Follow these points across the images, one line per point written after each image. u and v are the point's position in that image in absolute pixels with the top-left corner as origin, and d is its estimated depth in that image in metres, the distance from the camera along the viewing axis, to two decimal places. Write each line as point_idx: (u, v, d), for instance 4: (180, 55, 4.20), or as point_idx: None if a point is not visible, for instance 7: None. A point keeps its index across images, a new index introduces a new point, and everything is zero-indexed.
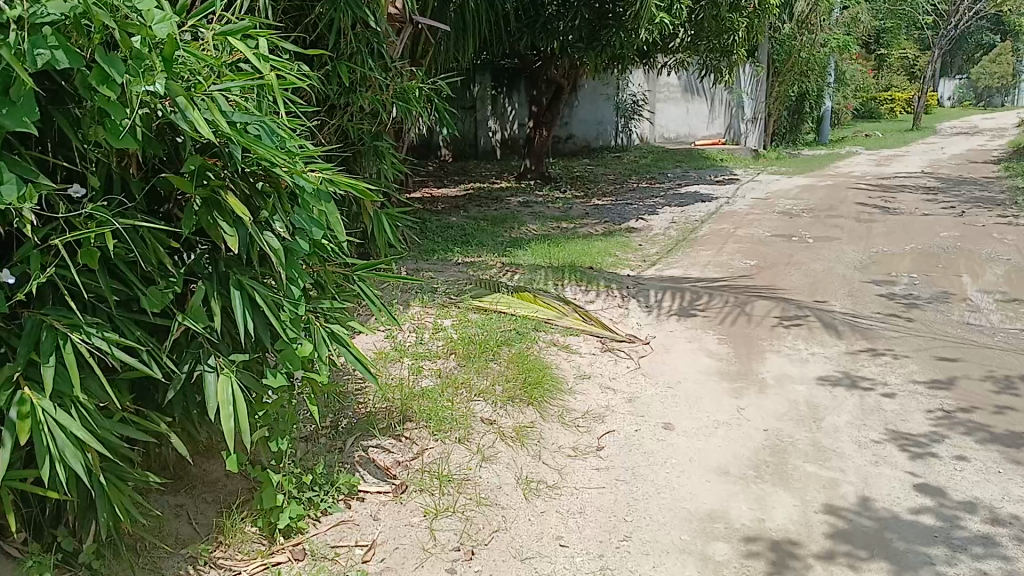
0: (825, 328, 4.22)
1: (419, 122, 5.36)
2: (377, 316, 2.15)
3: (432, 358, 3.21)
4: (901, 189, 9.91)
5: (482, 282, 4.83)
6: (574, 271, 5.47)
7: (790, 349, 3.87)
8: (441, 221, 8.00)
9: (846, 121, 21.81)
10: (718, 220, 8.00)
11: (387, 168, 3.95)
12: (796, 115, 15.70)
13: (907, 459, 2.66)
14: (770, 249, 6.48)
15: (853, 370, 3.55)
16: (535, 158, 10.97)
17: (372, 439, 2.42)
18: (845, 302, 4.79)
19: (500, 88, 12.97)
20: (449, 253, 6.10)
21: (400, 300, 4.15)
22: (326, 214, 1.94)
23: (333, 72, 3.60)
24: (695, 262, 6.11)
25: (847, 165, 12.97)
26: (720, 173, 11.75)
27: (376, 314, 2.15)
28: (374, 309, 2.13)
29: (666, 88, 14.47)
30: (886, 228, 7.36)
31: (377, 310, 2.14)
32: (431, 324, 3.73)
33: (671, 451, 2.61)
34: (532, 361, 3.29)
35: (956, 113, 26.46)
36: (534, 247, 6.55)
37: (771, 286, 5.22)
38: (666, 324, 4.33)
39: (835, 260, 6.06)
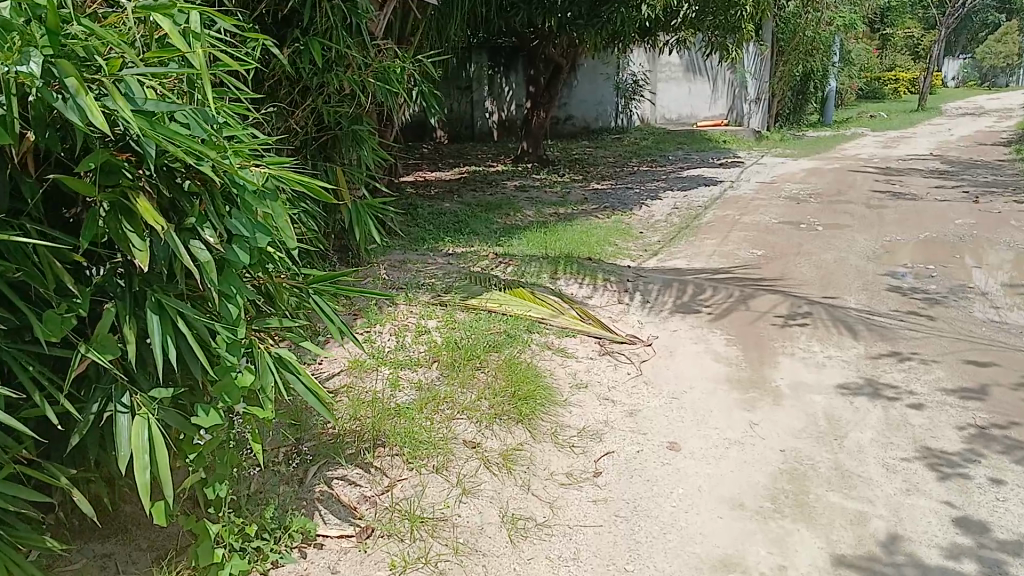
0: (841, 327, 3.92)
1: (406, 104, 5.04)
2: (336, 334, 1.88)
3: (413, 367, 2.91)
4: (910, 173, 9.58)
5: (472, 276, 4.53)
6: (571, 261, 5.17)
7: (804, 352, 3.57)
8: (433, 207, 7.68)
9: (851, 101, 21.38)
10: (722, 205, 7.69)
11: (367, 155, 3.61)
12: (801, 95, 15.30)
13: (942, 487, 2.36)
14: (778, 237, 6.17)
15: (874, 378, 3.25)
16: (533, 140, 10.60)
17: (337, 467, 2.14)
18: (861, 297, 4.48)
19: (497, 68, 12.59)
20: (439, 243, 5.79)
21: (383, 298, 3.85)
22: (269, 219, 1.68)
23: (305, 53, 3.23)
24: (700, 251, 5.80)
25: (854, 147, 12.61)
26: (723, 155, 11.41)
27: (334, 332, 1.87)
28: (333, 327, 1.86)
29: (668, 68, 14.02)
30: (898, 215, 7.04)
31: (335, 328, 1.87)
32: (414, 326, 3.42)
33: (677, 479, 2.32)
34: (522, 368, 2.99)
35: (961, 93, 26.02)
36: (529, 236, 6.24)
37: (780, 278, 4.92)
38: (669, 322, 4.03)
39: (847, 250, 5.75)
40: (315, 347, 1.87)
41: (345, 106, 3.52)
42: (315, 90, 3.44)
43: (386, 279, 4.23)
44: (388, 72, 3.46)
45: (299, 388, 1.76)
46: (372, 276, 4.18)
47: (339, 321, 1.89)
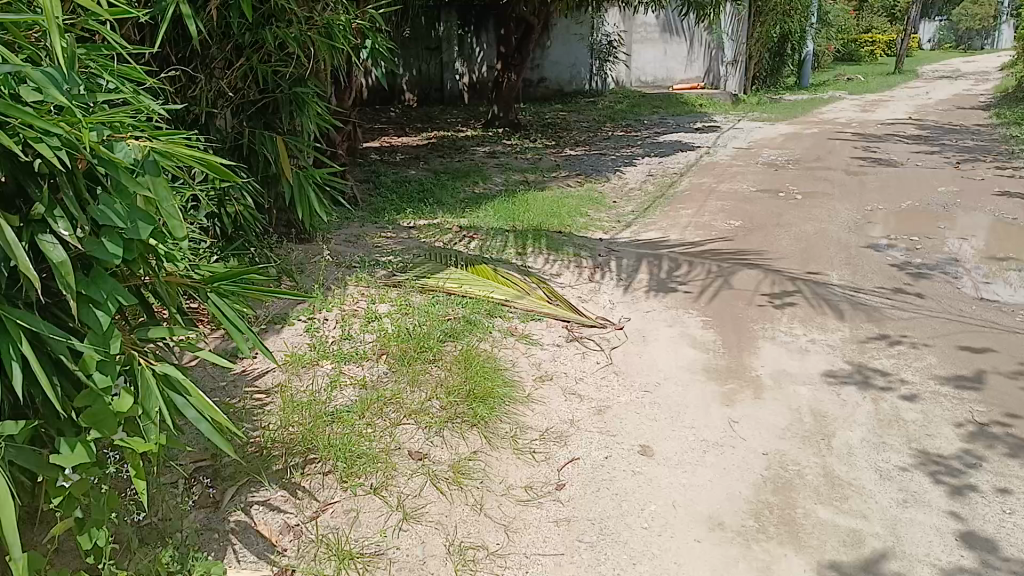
0: (826, 306, 3.68)
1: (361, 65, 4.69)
2: (241, 347, 1.58)
3: (358, 362, 2.63)
4: (890, 138, 9.36)
5: (432, 251, 4.23)
6: (540, 235, 4.88)
7: (787, 335, 3.33)
8: (398, 174, 7.35)
9: (827, 64, 21.11)
10: (699, 172, 7.42)
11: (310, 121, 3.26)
12: (777, 58, 14.99)
13: (943, 498, 2.13)
14: (756, 207, 5.92)
15: (862, 365, 3.02)
16: (504, 104, 10.25)
17: (260, 490, 1.91)
18: (844, 273, 4.25)
19: (467, 27, 12.13)
20: (399, 217, 5.48)
21: (331, 280, 3.56)
22: (154, 203, 1.38)
23: (230, 9, 2.82)
24: (675, 222, 5.54)
25: (832, 111, 12.37)
26: (698, 119, 11.12)
27: (239, 342, 1.59)
28: (239, 336, 1.58)
29: (643, 28, 13.54)
30: (879, 182, 6.82)
31: (243, 338, 1.58)
32: (363, 311, 3.14)
33: (649, 493, 2.06)
34: (480, 361, 2.71)
35: (936, 56, 25.82)
36: (497, 206, 5.94)
37: (759, 251, 4.67)
38: (642, 303, 3.77)
39: (828, 220, 5.51)
40: (214, 356, 1.60)
41: (286, 61, 3.12)
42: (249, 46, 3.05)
43: (340, 257, 3.93)
44: (334, 27, 3.09)
45: (190, 415, 1.44)
46: (323, 254, 3.88)
47: (248, 328, 1.61)
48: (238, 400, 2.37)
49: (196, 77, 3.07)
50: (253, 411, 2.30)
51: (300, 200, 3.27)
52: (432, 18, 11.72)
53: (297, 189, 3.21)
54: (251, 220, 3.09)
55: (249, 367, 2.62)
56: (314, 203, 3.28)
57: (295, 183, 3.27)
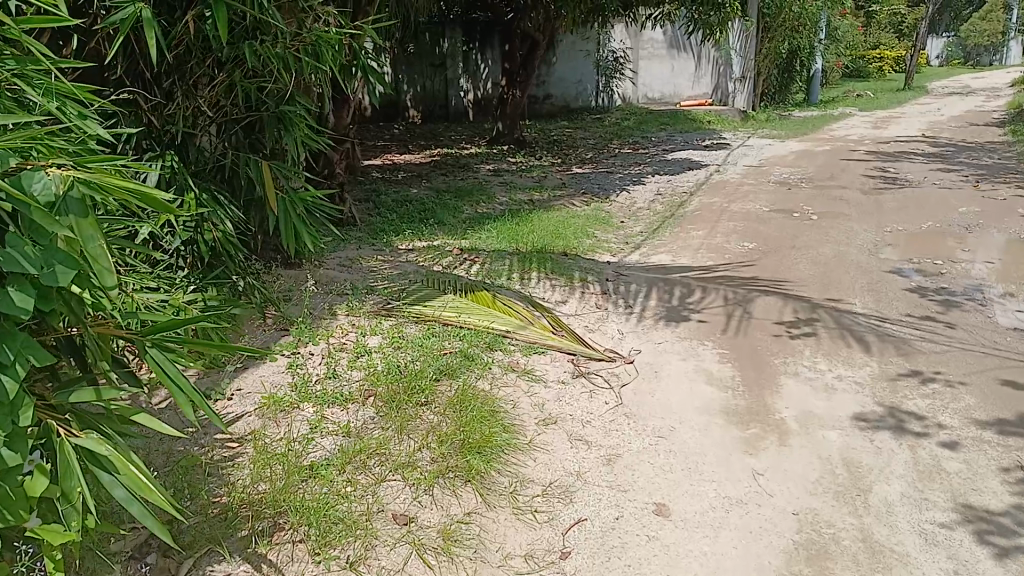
0: (850, 338, 3.44)
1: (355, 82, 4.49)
2: (183, 408, 1.36)
3: (342, 405, 2.39)
4: (905, 156, 9.13)
5: (430, 277, 4.01)
6: (544, 258, 4.66)
7: (811, 371, 3.09)
8: (398, 193, 7.14)
9: (835, 80, 20.89)
10: (709, 192, 7.19)
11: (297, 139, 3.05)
12: (787, 74, 14.79)
13: (999, 566, 1.89)
14: (770, 228, 5.69)
15: (895, 407, 2.78)
16: (509, 121, 10.06)
17: (219, 563, 1.69)
18: (867, 300, 4.00)
19: (472, 43, 11.95)
20: (397, 240, 5.26)
21: (321, 308, 3.33)
22: (76, 244, 1.18)
23: (206, 20, 2.61)
24: (686, 244, 5.31)
25: (843, 128, 12.14)
26: (706, 137, 10.91)
27: (179, 403, 1.36)
28: (179, 395, 1.36)
29: (650, 44, 13.34)
30: (896, 203, 6.58)
31: (186, 398, 1.36)
32: (353, 344, 2.91)
33: (665, 565, 1.83)
34: (477, 402, 2.47)
35: (946, 72, 25.61)
36: (500, 227, 5.72)
37: (776, 276, 4.43)
38: (653, 334, 3.53)
39: (846, 242, 5.28)
40: (156, 421, 1.32)
41: (271, 76, 2.90)
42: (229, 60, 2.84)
43: (332, 284, 3.70)
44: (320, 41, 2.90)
45: (118, 495, 1.20)
46: (314, 281, 3.65)
47: (190, 386, 1.38)
48: (206, 451, 2.14)
49: (173, 94, 2.86)
50: (222, 464, 2.07)
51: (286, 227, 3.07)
52: (436, 34, 11.55)
53: (283, 216, 3.02)
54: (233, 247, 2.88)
55: (223, 411, 2.38)
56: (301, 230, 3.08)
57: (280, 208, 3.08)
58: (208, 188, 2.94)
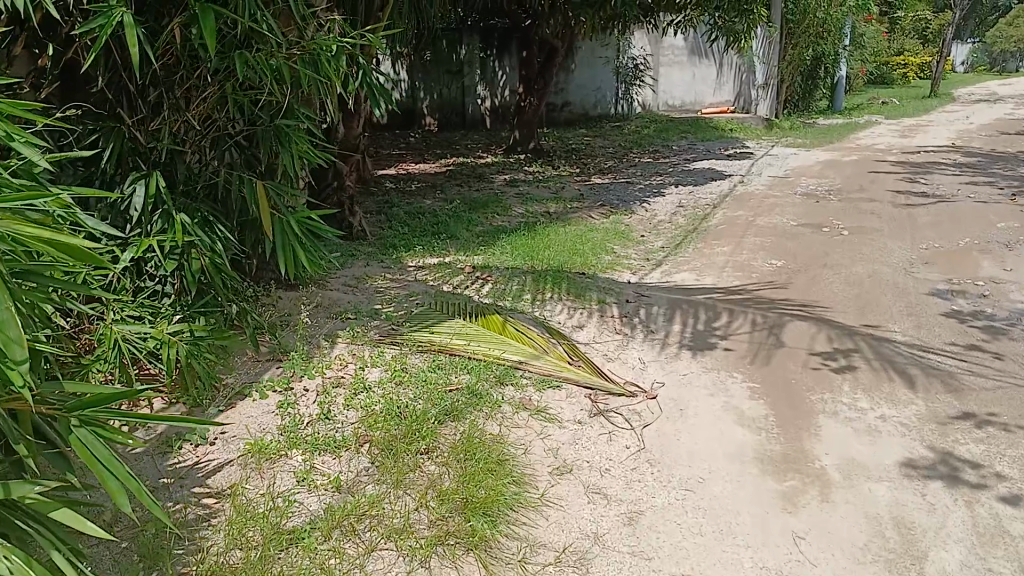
0: (892, 372, 3.18)
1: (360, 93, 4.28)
2: (114, 495, 1.26)
3: (334, 453, 2.17)
4: (936, 166, 8.81)
5: (440, 298, 3.79)
6: (561, 277, 4.43)
7: (851, 410, 2.84)
8: (411, 205, 6.94)
9: (859, 86, 20.51)
10: (733, 204, 6.93)
11: (293, 156, 2.84)
12: (810, 81, 14.47)
13: None
14: (799, 244, 5.42)
15: (947, 453, 2.52)
16: (527, 130, 9.84)
17: None
18: (907, 327, 3.74)
19: (489, 50, 11.70)
20: (407, 256, 5.06)
21: (322, 334, 3.12)
22: None
23: (192, 28, 2.42)
24: (710, 261, 5.06)
25: (870, 136, 11.82)
26: (729, 145, 10.64)
27: (113, 491, 1.27)
28: (112, 481, 1.26)
29: (671, 51, 13.02)
30: (930, 217, 6.28)
31: (117, 484, 1.26)
32: (352, 378, 2.69)
33: None
34: (483, 448, 2.25)
35: (973, 79, 25.12)
36: (515, 242, 5.50)
37: (807, 298, 4.17)
38: (677, 364, 3.29)
39: (880, 260, 5.01)
40: (81, 520, 1.25)
41: (266, 90, 2.71)
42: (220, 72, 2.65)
43: (336, 306, 3.49)
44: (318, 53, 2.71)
45: None
46: (317, 304, 3.44)
47: (126, 472, 1.28)
48: (180, 507, 1.94)
49: (160, 107, 2.67)
50: (195, 524, 1.87)
51: (282, 251, 2.87)
52: (454, 41, 11.37)
53: (279, 240, 2.82)
54: (223, 273, 2.69)
55: (203, 458, 2.19)
56: (299, 254, 2.89)
57: (276, 231, 2.88)
58: (197, 210, 2.74)
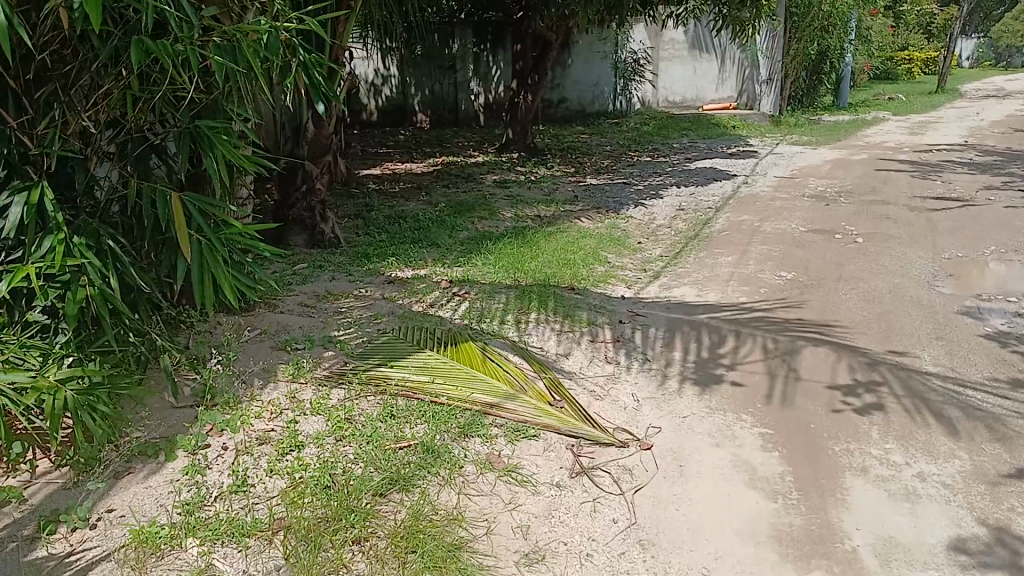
0: (927, 414, 2.74)
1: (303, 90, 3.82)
2: None
3: (239, 549, 1.75)
4: (951, 166, 8.35)
5: (407, 322, 3.34)
6: (546, 293, 3.99)
7: (882, 466, 2.40)
8: (393, 208, 6.49)
9: (863, 82, 19.99)
10: (737, 207, 6.48)
11: (211, 162, 2.42)
12: (814, 76, 13.94)
13: None
14: (810, 253, 4.98)
15: (1002, 529, 2.09)
16: (520, 127, 9.35)
17: None
18: (937, 355, 3.30)
19: (483, 44, 11.22)
20: (381, 267, 4.61)
21: (259, 368, 2.69)
22: None
23: (78, 10, 1.97)
24: (714, 273, 4.62)
25: (878, 133, 11.34)
26: (733, 143, 10.18)
27: None
28: None
29: (671, 45, 12.57)
30: (950, 222, 5.82)
31: None
32: (283, 432, 2.23)
33: None
34: (434, 535, 1.81)
35: (980, 73, 24.62)
36: (501, 251, 5.05)
37: (823, 318, 3.73)
38: (677, 402, 2.84)
39: (901, 272, 4.56)
40: None
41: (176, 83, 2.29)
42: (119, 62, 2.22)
43: (286, 333, 3.06)
44: (237, 42, 2.29)
45: None
46: (262, 330, 3.04)
47: None
48: None
49: (52, 103, 2.24)
50: None
51: (199, 276, 2.44)
52: (445, 34, 10.92)
53: (197, 264, 2.40)
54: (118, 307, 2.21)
55: (78, 546, 1.78)
56: (220, 279, 2.47)
57: (194, 252, 2.45)
58: (94, 228, 2.28)
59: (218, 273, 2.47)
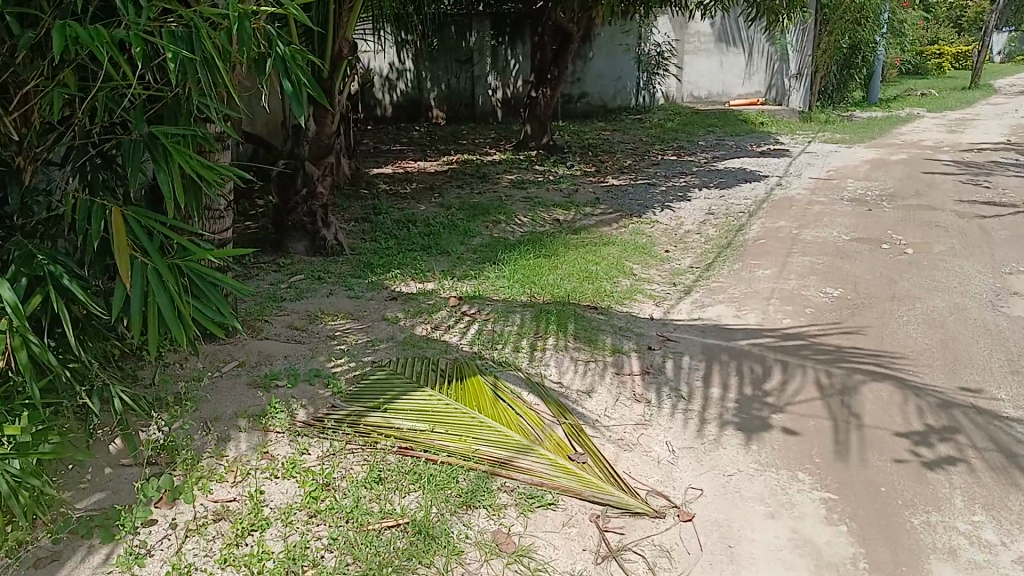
0: (1020, 477, 2.33)
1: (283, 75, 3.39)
2: None
3: None
4: (997, 166, 7.84)
5: (409, 352, 2.95)
6: (565, 314, 3.59)
7: (974, 549, 1.99)
8: (403, 211, 6.12)
9: (893, 77, 19.40)
10: (771, 212, 6.04)
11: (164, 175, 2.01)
12: (845, 70, 13.40)
13: None
14: (855, 265, 4.54)
15: None
16: (538, 123, 8.91)
17: None
18: (1018, 395, 2.87)
19: (501, 38, 10.79)
20: (384, 279, 4.23)
21: (230, 413, 2.31)
22: None
23: None
24: (751, 288, 4.19)
25: (914, 131, 10.81)
26: (761, 141, 9.72)
27: None
28: None
29: (697, 38, 12.11)
30: (1006, 230, 5.35)
31: None
32: (246, 504, 1.88)
33: None
34: None
35: (1012, 69, 23.96)
36: (516, 261, 4.66)
37: (880, 347, 3.31)
38: (722, 454, 2.43)
39: (960, 289, 4.12)
40: None
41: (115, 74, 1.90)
42: (43, 53, 1.86)
43: (266, 366, 2.67)
44: (195, 30, 1.89)
45: None
46: (238, 363, 2.66)
47: None
48: None
49: None
50: None
51: (140, 310, 2.05)
52: (462, 26, 10.47)
53: (135, 294, 2.01)
54: (44, 360, 1.80)
55: None
56: (167, 312, 2.07)
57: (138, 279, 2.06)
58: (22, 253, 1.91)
59: (162, 308, 2.08)
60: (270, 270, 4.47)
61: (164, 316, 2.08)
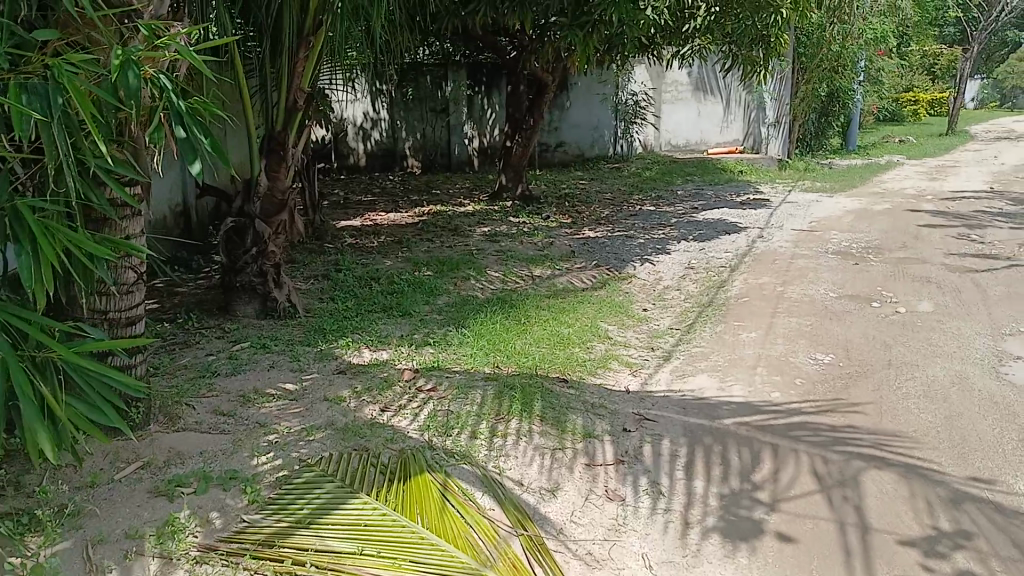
0: None
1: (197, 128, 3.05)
2: None
3: None
4: (984, 216, 7.64)
5: (349, 443, 2.58)
6: (531, 388, 3.23)
7: None
8: (366, 267, 5.77)
9: (870, 123, 19.51)
10: (754, 267, 5.76)
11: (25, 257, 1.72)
12: (823, 118, 13.34)
13: None
14: (846, 327, 4.23)
15: None
16: (514, 173, 8.67)
17: None
18: None
19: (477, 87, 10.57)
20: (335, 347, 3.87)
21: (119, 532, 1.97)
22: None
23: None
24: (736, 355, 3.86)
25: (895, 179, 10.66)
26: (740, 190, 9.51)
27: None
28: None
29: (675, 87, 12.01)
30: (1000, 285, 5.08)
31: None
32: None
33: None
34: None
35: (986, 115, 24.23)
36: (482, 324, 4.31)
37: (880, 427, 2.98)
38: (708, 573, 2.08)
39: (960, 354, 3.81)
40: None
41: None
42: None
43: (175, 468, 2.35)
44: (53, 81, 1.60)
45: None
46: (141, 464, 2.34)
47: None
48: None
49: None
50: None
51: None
52: (438, 75, 10.25)
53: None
54: None
55: None
56: (34, 425, 1.71)
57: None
58: None
59: (26, 413, 1.71)
60: (214, 338, 4.10)
61: (30, 424, 1.72)
